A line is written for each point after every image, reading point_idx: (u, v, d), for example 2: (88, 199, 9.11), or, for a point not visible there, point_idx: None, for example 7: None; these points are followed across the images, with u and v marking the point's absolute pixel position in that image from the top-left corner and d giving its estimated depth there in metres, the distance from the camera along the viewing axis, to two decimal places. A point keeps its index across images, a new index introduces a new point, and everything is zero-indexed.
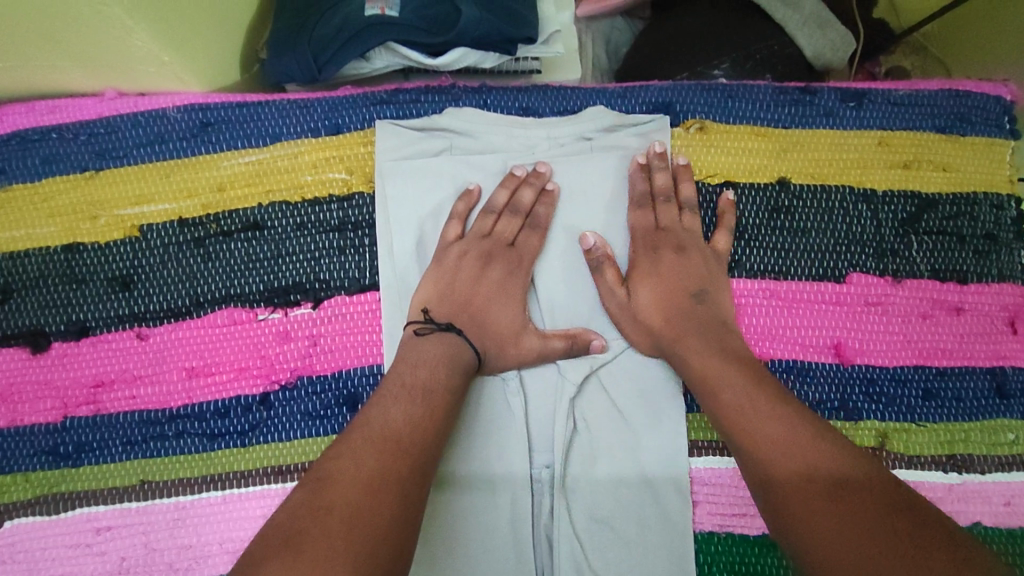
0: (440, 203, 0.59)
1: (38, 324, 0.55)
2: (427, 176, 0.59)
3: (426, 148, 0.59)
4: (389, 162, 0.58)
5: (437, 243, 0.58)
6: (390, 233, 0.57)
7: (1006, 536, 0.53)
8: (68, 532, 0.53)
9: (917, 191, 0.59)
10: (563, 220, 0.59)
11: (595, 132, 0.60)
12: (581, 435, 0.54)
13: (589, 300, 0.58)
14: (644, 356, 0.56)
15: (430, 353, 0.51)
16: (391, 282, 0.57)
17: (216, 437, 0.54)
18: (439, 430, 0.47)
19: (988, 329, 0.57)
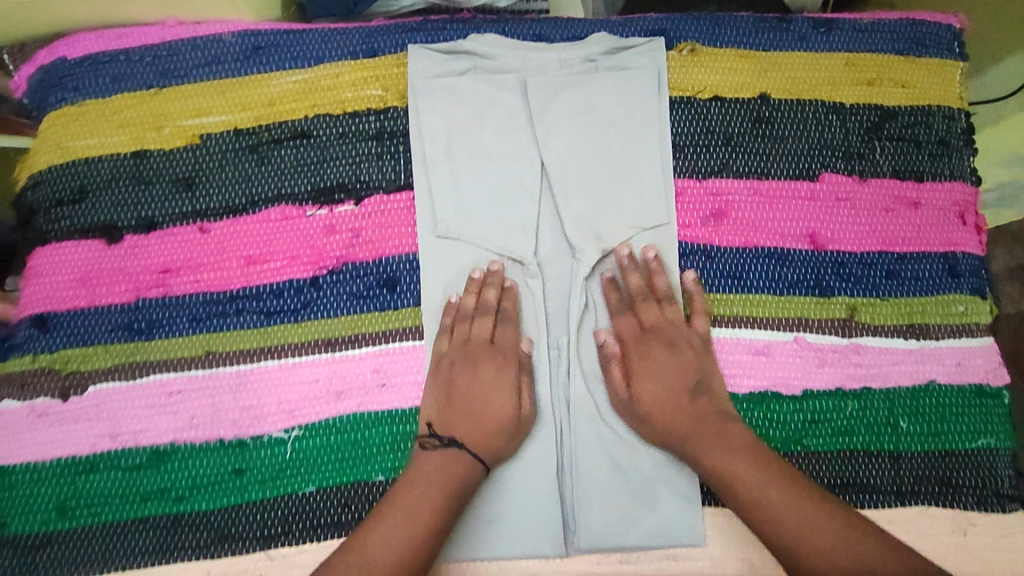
0: (464, 115, 0.66)
1: (111, 220, 0.63)
2: (452, 93, 0.66)
3: (452, 69, 0.67)
4: (419, 81, 0.66)
5: (462, 151, 0.65)
6: (422, 145, 0.65)
7: (955, 391, 0.63)
8: (142, 395, 0.60)
9: (880, 105, 0.67)
10: (572, 130, 0.66)
11: (599, 56, 0.68)
12: (592, 317, 0.64)
13: (596, 200, 0.65)
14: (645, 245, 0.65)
15: (434, 470, 0.56)
16: (422, 184, 0.65)
17: (271, 314, 0.62)
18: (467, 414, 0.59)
19: (941, 220, 0.66)
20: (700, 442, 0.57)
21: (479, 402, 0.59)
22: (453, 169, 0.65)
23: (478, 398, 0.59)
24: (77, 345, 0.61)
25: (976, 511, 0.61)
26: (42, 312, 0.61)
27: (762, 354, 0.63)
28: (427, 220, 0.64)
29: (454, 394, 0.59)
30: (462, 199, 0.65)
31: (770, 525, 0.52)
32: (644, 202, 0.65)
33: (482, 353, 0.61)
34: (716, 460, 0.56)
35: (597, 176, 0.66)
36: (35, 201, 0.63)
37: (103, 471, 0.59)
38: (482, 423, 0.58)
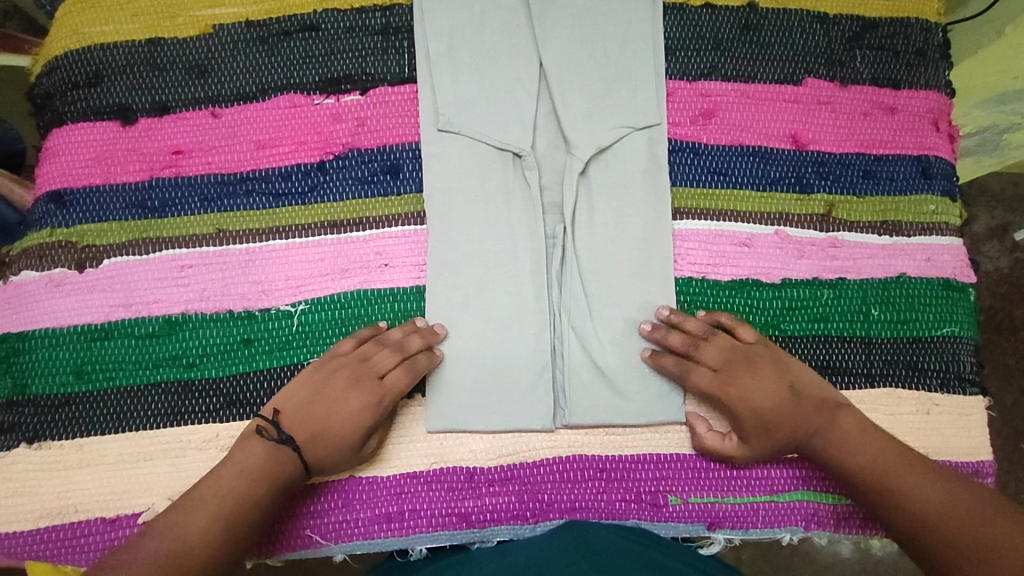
0: (467, 14, 0.68)
1: (126, 102, 0.65)
2: None
3: None
4: None
5: (464, 48, 0.67)
6: (425, 42, 0.67)
7: (925, 284, 0.67)
8: (156, 268, 0.63)
9: (861, 15, 0.71)
10: (571, 31, 0.68)
11: None
12: (585, 203, 0.66)
13: (592, 98, 0.67)
14: (636, 145, 0.67)
15: (254, 459, 0.55)
16: (424, 78, 0.67)
17: (280, 197, 0.65)
18: (327, 419, 0.57)
19: (916, 125, 0.70)
20: (825, 441, 0.58)
21: (331, 419, 0.57)
22: (455, 66, 0.67)
23: (342, 416, 0.57)
24: (93, 221, 0.64)
25: (938, 392, 0.66)
26: (59, 188, 0.64)
27: (745, 245, 0.67)
28: (428, 111, 0.66)
29: (329, 418, 0.57)
30: (464, 98, 0.66)
31: (908, 509, 0.52)
32: (639, 102, 0.67)
33: (363, 380, 0.59)
34: (847, 455, 0.56)
35: (593, 76, 0.68)
36: (50, 85, 0.66)
37: (117, 339, 0.62)
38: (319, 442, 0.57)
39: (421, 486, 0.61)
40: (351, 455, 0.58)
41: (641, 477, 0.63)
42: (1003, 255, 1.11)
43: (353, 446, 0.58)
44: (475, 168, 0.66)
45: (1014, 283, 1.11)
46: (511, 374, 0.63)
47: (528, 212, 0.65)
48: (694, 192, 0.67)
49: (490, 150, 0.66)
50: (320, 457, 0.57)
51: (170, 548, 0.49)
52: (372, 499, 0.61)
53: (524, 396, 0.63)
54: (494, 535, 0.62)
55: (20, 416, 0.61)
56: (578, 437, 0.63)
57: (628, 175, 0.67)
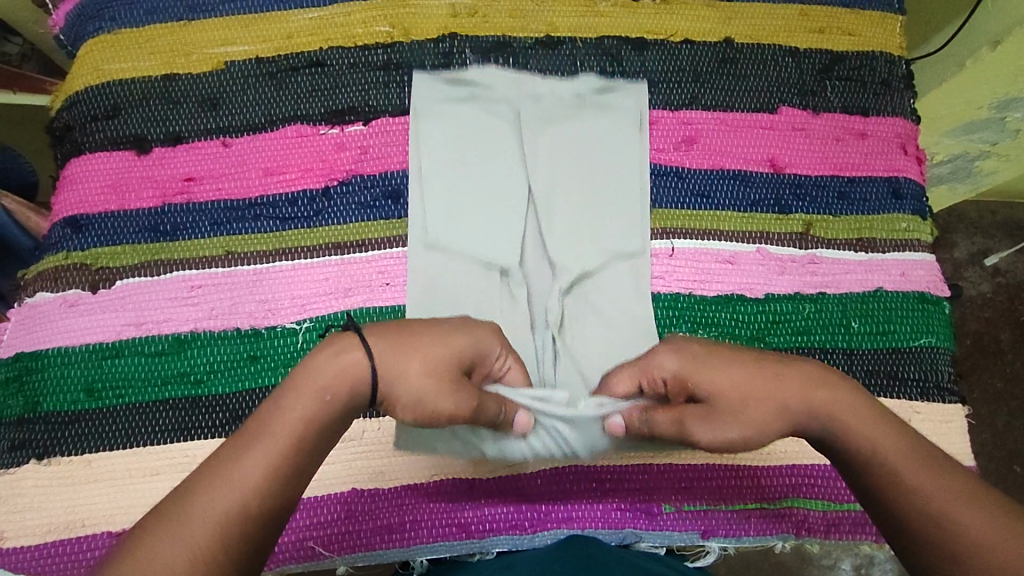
0: (460, 132, 0.72)
1: (142, 133, 0.69)
2: (452, 117, 0.72)
3: (451, 95, 0.72)
4: (422, 104, 0.72)
5: (456, 165, 0.71)
6: (427, 84, 0.72)
7: (902, 296, 0.71)
8: (167, 288, 0.66)
9: (830, 50, 0.76)
10: (556, 154, 0.72)
11: (586, 93, 0.74)
12: (575, 320, 0.69)
13: (579, 232, 0.71)
14: (622, 274, 0.69)
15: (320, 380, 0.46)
16: (417, 179, 0.70)
17: (286, 220, 0.68)
18: (406, 345, 0.48)
19: (886, 149, 0.74)
20: (831, 411, 0.50)
21: (417, 339, 0.49)
22: (447, 175, 0.71)
23: (429, 338, 0.49)
24: (107, 244, 0.66)
25: (919, 400, 0.68)
26: (75, 214, 0.67)
27: (729, 262, 0.70)
28: (415, 186, 0.70)
29: (417, 346, 0.49)
30: (450, 174, 0.71)
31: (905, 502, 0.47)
32: (624, 232, 0.70)
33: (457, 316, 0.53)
34: (848, 430, 0.49)
35: (575, 177, 0.72)
36: (70, 118, 0.70)
37: (127, 357, 0.64)
38: (400, 372, 0.48)
39: (422, 498, 0.63)
40: (424, 381, 0.48)
41: (636, 487, 0.64)
42: (984, 280, 1.16)
43: (434, 370, 0.48)
44: (467, 279, 0.69)
45: (996, 307, 1.15)
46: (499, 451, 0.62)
47: (516, 277, 0.69)
48: (679, 213, 0.71)
49: (477, 221, 0.70)
50: (401, 388, 0.48)
51: (194, 547, 0.41)
52: (372, 511, 0.62)
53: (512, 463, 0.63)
54: (494, 546, 0.63)
55: (29, 433, 0.62)
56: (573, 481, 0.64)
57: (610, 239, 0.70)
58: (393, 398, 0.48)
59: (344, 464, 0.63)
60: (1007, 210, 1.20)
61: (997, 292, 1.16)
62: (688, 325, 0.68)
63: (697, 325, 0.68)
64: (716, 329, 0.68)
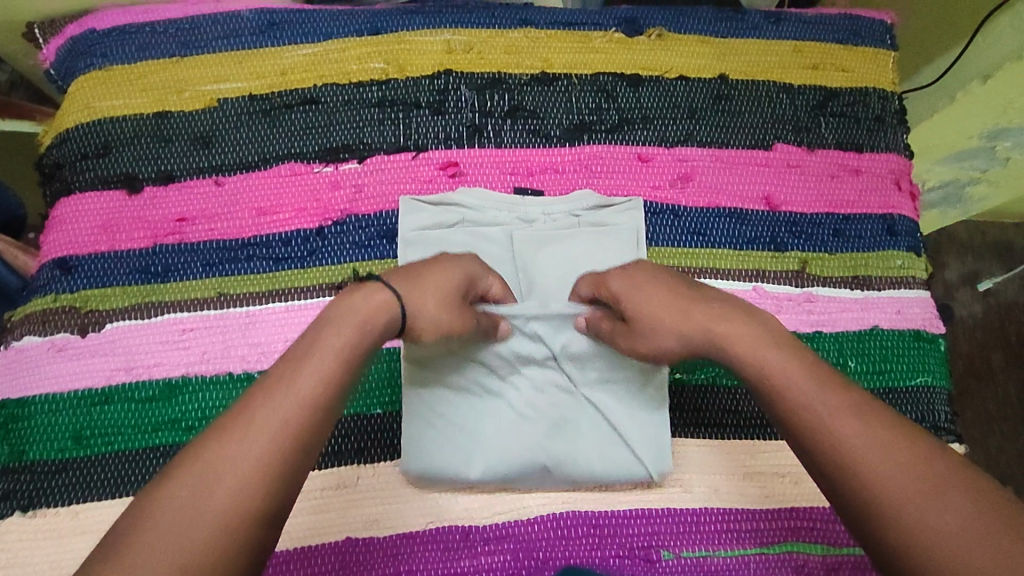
0: None
1: (133, 173, 0.68)
2: (442, 244, 0.68)
3: (441, 221, 0.69)
4: (410, 233, 0.68)
5: None
6: (415, 211, 0.69)
7: (897, 334, 0.71)
8: (158, 332, 0.65)
9: (823, 85, 0.76)
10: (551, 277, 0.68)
11: (583, 211, 0.71)
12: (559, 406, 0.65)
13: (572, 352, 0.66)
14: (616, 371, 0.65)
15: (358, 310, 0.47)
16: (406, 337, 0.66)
17: (280, 260, 0.67)
18: (418, 279, 0.51)
19: (880, 186, 0.75)
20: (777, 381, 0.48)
21: (426, 273, 0.52)
22: None
23: (435, 272, 0.53)
24: (97, 286, 0.65)
25: None
26: (64, 255, 0.66)
27: None
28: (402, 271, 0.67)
29: (427, 281, 0.51)
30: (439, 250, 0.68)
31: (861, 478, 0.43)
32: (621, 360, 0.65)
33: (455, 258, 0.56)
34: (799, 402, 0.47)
35: None
36: (60, 156, 0.69)
37: (116, 403, 0.63)
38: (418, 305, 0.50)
39: (417, 547, 0.62)
40: (442, 308, 0.51)
41: (633, 532, 0.64)
42: (975, 301, 1.17)
43: (446, 297, 0.52)
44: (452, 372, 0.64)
45: (987, 328, 1.16)
46: (488, 442, 0.63)
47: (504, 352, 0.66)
48: (676, 251, 0.71)
49: None
50: (424, 320, 0.50)
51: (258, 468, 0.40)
52: (368, 561, 0.61)
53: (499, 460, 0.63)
54: None
55: (16, 483, 0.61)
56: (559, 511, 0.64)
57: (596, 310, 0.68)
58: (416, 332, 0.51)
59: (340, 511, 0.62)
60: (996, 230, 1.21)
61: (988, 313, 1.17)
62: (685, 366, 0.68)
63: (694, 365, 0.68)
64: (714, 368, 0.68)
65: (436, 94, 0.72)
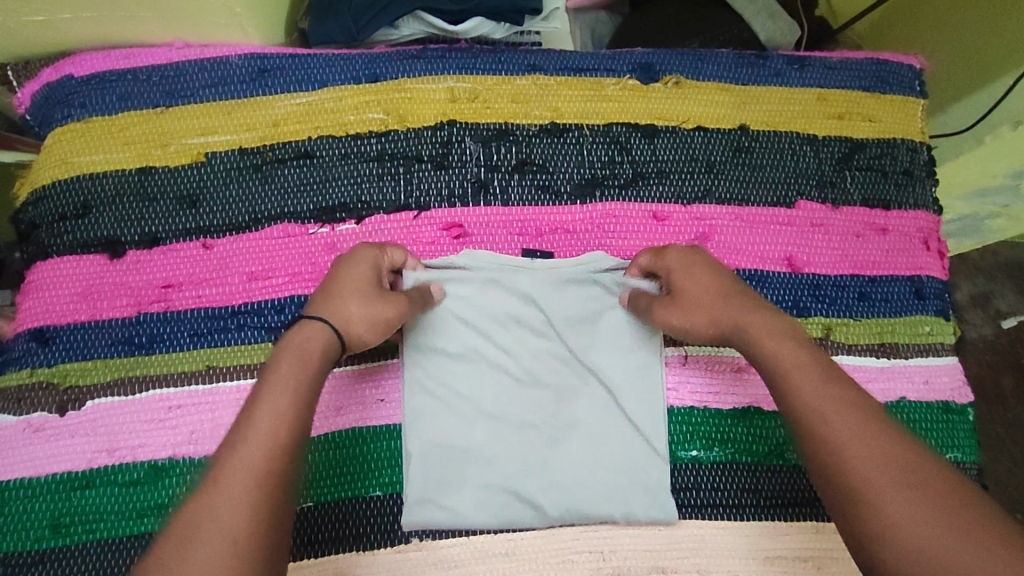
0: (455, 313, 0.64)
1: (115, 235, 0.64)
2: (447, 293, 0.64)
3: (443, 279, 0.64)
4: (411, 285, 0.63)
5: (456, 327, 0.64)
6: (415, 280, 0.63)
7: (925, 405, 0.67)
8: (142, 409, 0.60)
9: (849, 137, 0.72)
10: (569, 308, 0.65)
11: (597, 274, 0.66)
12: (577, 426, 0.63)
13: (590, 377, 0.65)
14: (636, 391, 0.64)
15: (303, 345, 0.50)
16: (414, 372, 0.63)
17: (273, 330, 0.63)
18: (344, 290, 0.54)
19: (907, 246, 0.71)
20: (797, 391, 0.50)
21: (345, 284, 0.55)
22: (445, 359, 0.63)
23: (350, 281, 0.55)
24: (77, 360, 0.61)
25: None
26: (42, 326, 0.62)
27: (746, 372, 0.66)
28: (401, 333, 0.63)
29: (348, 292, 0.54)
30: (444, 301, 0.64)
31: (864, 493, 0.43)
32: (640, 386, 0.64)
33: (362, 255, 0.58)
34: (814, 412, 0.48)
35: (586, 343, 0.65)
36: (37, 215, 0.64)
37: (98, 488, 0.59)
38: (342, 311, 0.53)
39: None
40: (371, 308, 0.54)
41: None
42: (987, 324, 1.06)
43: (371, 300, 0.55)
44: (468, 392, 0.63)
45: (999, 353, 1.05)
46: (498, 450, 0.62)
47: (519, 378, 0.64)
48: None
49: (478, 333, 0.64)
50: (355, 321, 0.54)
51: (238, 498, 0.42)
52: None
53: (513, 467, 0.62)
54: None
55: None
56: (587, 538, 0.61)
57: (608, 346, 0.65)
58: (364, 335, 0.54)
59: None
60: (1013, 249, 1.10)
61: (1000, 337, 1.06)
62: (702, 442, 0.64)
63: (712, 441, 0.64)
64: (733, 444, 0.64)
65: (439, 147, 0.68)
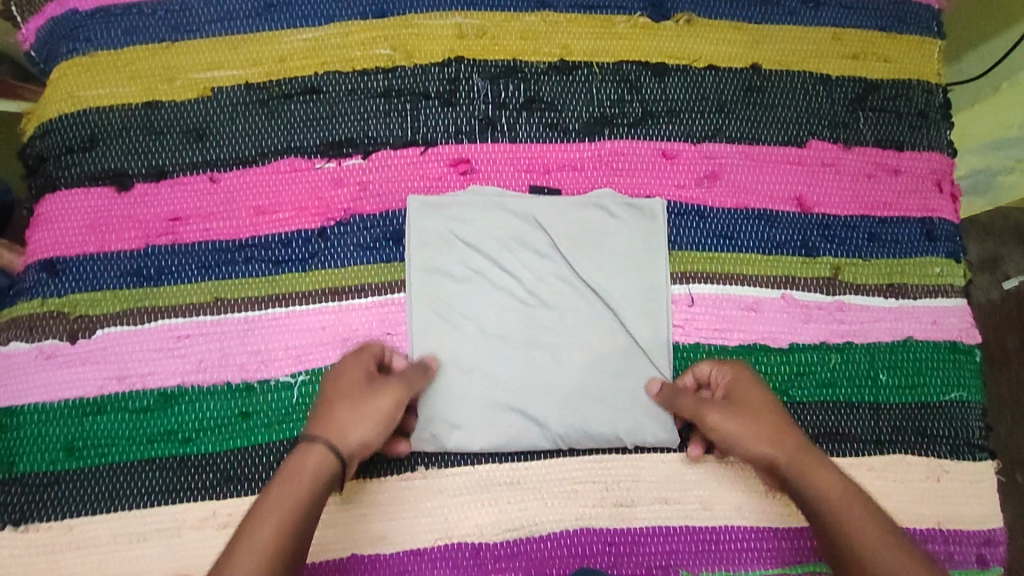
0: (461, 237, 0.64)
1: (122, 168, 0.64)
2: (455, 218, 0.64)
3: (452, 202, 0.65)
4: (418, 210, 0.64)
5: (462, 252, 0.64)
6: (422, 208, 0.64)
7: (932, 345, 0.67)
8: (151, 339, 0.61)
9: (863, 77, 0.71)
10: (576, 237, 0.65)
11: (606, 201, 0.66)
12: (582, 351, 0.63)
13: (598, 305, 0.64)
14: (642, 320, 0.64)
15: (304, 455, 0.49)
16: (419, 294, 0.63)
17: (280, 263, 0.63)
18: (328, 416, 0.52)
19: (919, 187, 0.70)
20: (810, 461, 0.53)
21: (325, 419, 0.52)
22: (450, 283, 0.63)
23: (327, 417, 0.52)
24: (86, 290, 0.62)
25: (948, 458, 0.65)
26: (51, 256, 0.62)
27: (752, 309, 0.66)
28: (409, 255, 0.64)
29: (327, 419, 0.52)
30: (451, 226, 0.64)
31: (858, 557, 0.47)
32: (646, 315, 0.64)
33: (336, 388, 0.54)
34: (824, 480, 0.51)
35: (594, 272, 0.65)
36: (44, 148, 0.64)
37: (110, 414, 0.60)
38: (330, 412, 0.52)
39: (425, 564, 0.60)
40: (352, 437, 0.51)
41: (651, 551, 0.61)
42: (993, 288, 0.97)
43: (349, 430, 0.51)
44: (472, 316, 0.63)
45: (1005, 316, 0.97)
46: (503, 368, 0.62)
47: (526, 306, 0.64)
48: (700, 256, 0.67)
49: (485, 260, 0.64)
50: (350, 421, 0.52)
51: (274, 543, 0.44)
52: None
53: (516, 389, 0.62)
54: None
55: (5, 496, 0.58)
56: (587, 457, 0.63)
57: (613, 267, 0.65)
58: (358, 431, 0.52)
59: (345, 527, 0.60)
60: None
61: (1007, 300, 0.97)
62: None
63: None
64: None
65: (446, 84, 0.67)
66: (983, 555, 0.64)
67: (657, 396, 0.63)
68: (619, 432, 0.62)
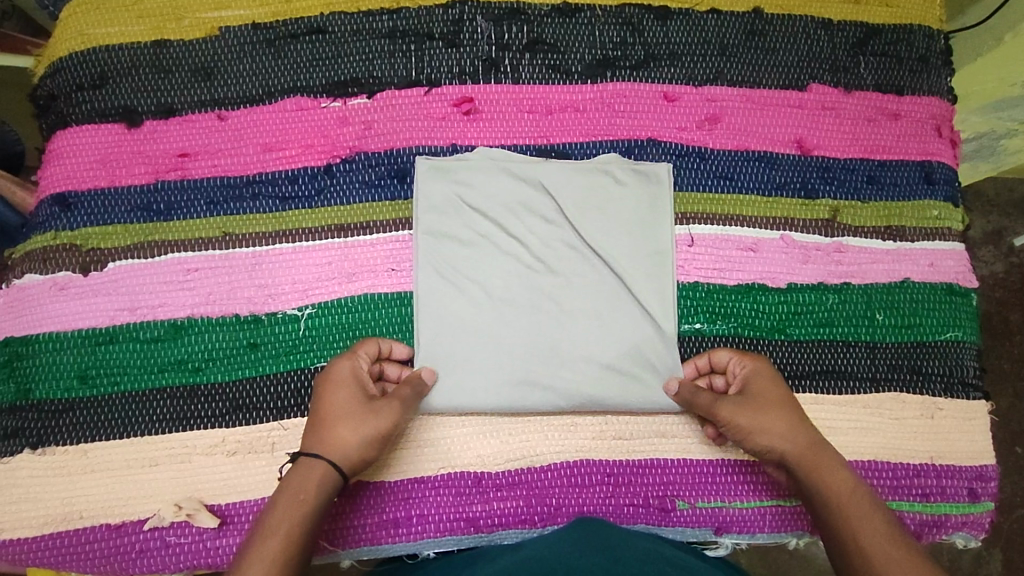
0: (467, 201, 0.65)
1: (131, 105, 0.65)
2: (462, 182, 0.65)
3: (458, 168, 0.65)
4: (426, 174, 0.65)
5: (468, 216, 0.65)
6: (430, 172, 0.65)
7: (928, 287, 0.68)
8: (161, 272, 0.62)
9: (864, 22, 0.71)
10: (582, 201, 0.66)
11: (613, 166, 0.67)
12: (586, 316, 0.64)
13: (603, 269, 0.65)
14: (646, 284, 0.65)
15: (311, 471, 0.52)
16: (425, 257, 0.64)
17: (286, 200, 0.64)
18: (335, 421, 0.54)
19: (919, 131, 0.70)
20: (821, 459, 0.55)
21: (331, 425, 0.54)
22: (456, 247, 0.64)
23: (333, 425, 0.54)
24: (97, 224, 0.63)
25: (941, 396, 0.67)
26: (63, 191, 0.64)
27: (751, 249, 0.67)
28: (416, 218, 0.64)
29: (331, 428, 0.54)
30: (457, 189, 0.65)
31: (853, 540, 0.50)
32: (650, 280, 0.65)
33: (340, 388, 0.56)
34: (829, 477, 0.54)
35: (598, 236, 0.65)
36: (54, 87, 0.65)
37: (122, 343, 0.61)
38: (330, 436, 0.54)
39: (428, 491, 0.61)
40: (358, 450, 0.54)
41: (649, 482, 0.63)
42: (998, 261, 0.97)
43: (355, 445, 0.54)
44: (478, 279, 0.64)
45: (1009, 288, 0.97)
46: (510, 333, 0.63)
47: (531, 270, 0.64)
48: (701, 197, 0.68)
49: (491, 224, 0.65)
50: (349, 438, 0.54)
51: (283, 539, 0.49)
52: (380, 504, 0.61)
53: (520, 353, 0.63)
54: (504, 538, 0.62)
55: (23, 421, 0.60)
56: (592, 418, 0.64)
57: (619, 234, 0.66)
58: (362, 447, 0.54)
59: None
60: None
61: (1011, 273, 0.97)
62: (705, 315, 0.66)
63: (715, 315, 0.66)
64: (735, 318, 0.66)
65: (450, 25, 0.68)
66: (975, 490, 0.65)
67: (660, 357, 0.63)
68: (622, 394, 0.63)
